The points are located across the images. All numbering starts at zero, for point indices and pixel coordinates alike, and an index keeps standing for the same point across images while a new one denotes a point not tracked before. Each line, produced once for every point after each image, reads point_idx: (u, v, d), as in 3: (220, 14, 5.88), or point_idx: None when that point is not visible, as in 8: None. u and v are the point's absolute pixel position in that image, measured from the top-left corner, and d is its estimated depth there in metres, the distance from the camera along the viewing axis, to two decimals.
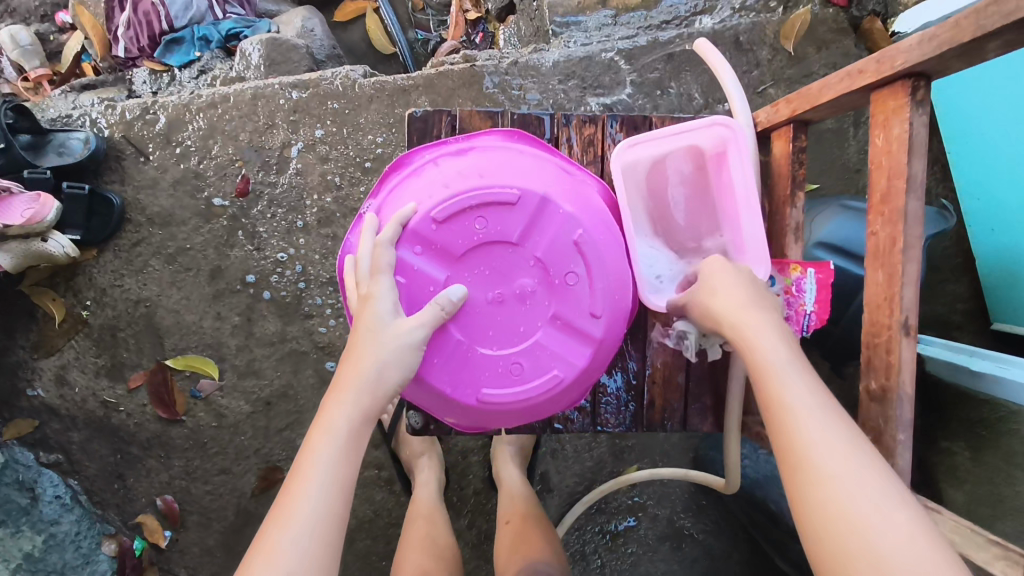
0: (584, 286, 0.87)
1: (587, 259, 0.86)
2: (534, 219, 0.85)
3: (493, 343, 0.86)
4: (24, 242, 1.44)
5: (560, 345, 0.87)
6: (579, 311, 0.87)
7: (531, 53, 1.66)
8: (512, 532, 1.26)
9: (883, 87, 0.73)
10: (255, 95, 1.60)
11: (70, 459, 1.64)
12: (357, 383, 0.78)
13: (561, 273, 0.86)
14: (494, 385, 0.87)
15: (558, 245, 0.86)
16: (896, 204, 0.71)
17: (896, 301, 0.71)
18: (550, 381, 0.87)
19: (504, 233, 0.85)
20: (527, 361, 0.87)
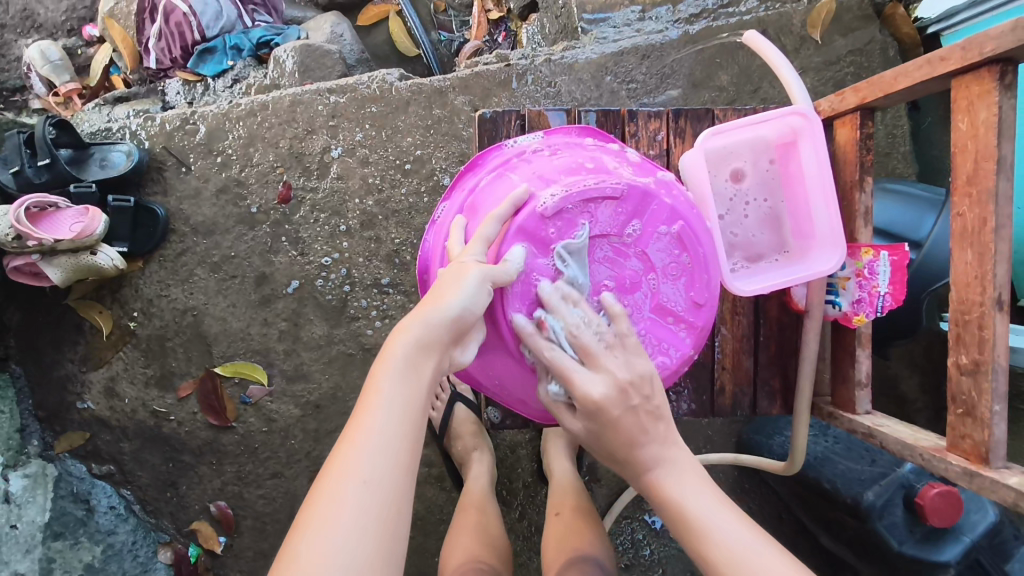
0: (686, 275, 0.90)
1: (687, 249, 0.89)
2: (637, 212, 0.87)
3: None
4: (75, 255, 1.46)
5: (670, 336, 0.92)
6: (680, 300, 0.91)
7: (563, 50, 1.68)
8: (562, 525, 1.23)
9: (966, 73, 0.75)
10: (294, 102, 1.62)
11: (123, 469, 1.66)
12: (431, 309, 0.75)
13: (664, 265, 0.89)
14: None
15: (660, 238, 0.88)
16: (986, 184, 0.73)
17: (989, 279, 0.73)
18: (652, 366, 0.92)
19: (603, 227, 0.87)
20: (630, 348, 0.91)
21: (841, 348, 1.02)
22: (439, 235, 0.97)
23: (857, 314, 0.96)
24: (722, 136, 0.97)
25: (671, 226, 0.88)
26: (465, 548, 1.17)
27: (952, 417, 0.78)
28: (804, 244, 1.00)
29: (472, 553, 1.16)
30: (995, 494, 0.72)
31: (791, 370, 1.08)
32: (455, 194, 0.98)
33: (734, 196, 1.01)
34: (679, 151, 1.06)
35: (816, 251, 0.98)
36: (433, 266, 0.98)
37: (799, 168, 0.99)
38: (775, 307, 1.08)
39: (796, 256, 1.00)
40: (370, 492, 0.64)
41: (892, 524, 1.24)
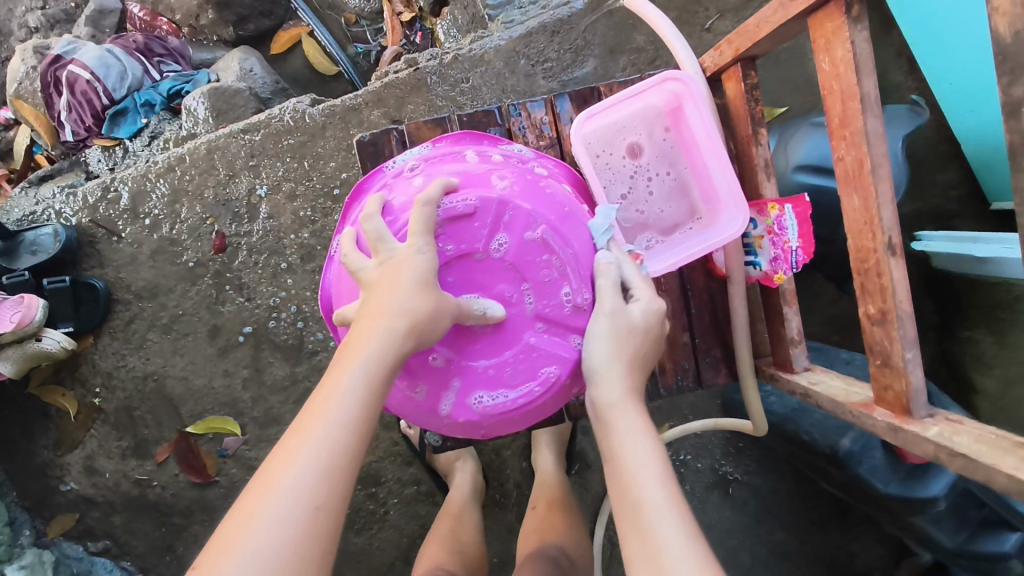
0: (561, 279, 0.81)
1: (556, 251, 0.80)
2: (495, 223, 0.79)
3: (483, 353, 0.82)
4: (20, 345, 1.45)
5: (554, 345, 0.82)
6: (564, 308, 0.82)
7: (471, 43, 1.63)
8: (539, 516, 1.24)
9: (819, 10, 0.70)
10: (210, 149, 1.60)
11: (118, 542, 1.67)
12: (384, 322, 0.69)
13: (533, 273, 0.81)
14: (489, 396, 0.82)
15: (524, 244, 0.80)
16: (856, 126, 0.68)
17: (877, 223, 0.69)
18: (541, 384, 0.82)
19: (464, 244, 0.79)
20: (517, 368, 0.82)
21: (771, 306, 0.98)
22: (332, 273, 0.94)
23: (777, 272, 0.91)
24: (603, 114, 0.93)
25: (538, 231, 0.80)
26: (433, 554, 1.17)
27: (874, 369, 0.75)
28: (714, 208, 0.95)
29: (438, 559, 1.15)
30: (920, 447, 0.68)
31: (728, 337, 1.04)
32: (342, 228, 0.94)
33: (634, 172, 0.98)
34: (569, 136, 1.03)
35: (722, 216, 0.93)
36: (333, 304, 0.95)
37: (691, 132, 0.95)
38: (701, 276, 1.04)
39: (707, 224, 0.95)
40: (293, 509, 0.59)
41: (873, 468, 1.20)
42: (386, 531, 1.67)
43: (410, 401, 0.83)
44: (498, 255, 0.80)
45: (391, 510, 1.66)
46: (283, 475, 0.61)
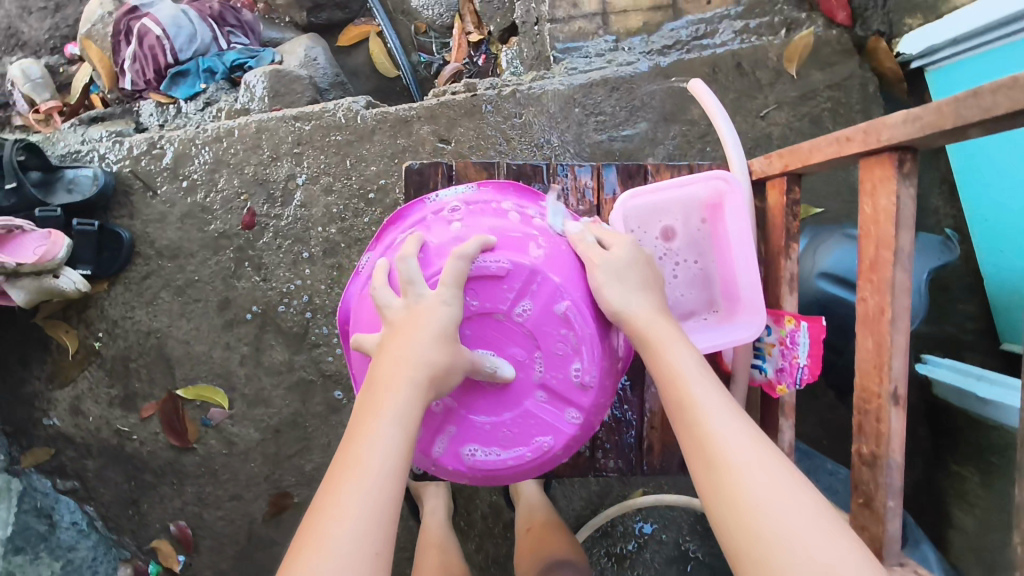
0: (572, 356, 0.86)
1: (574, 328, 0.85)
2: (522, 290, 0.84)
3: (485, 409, 0.87)
4: (37, 278, 1.48)
5: (554, 414, 0.87)
6: (569, 383, 0.86)
7: (532, 81, 1.67)
8: (530, 541, 1.33)
9: (872, 155, 0.72)
10: (260, 129, 1.63)
11: (86, 486, 1.69)
12: (408, 376, 0.74)
13: (548, 343, 0.86)
14: (481, 450, 0.87)
15: (545, 316, 0.85)
16: (884, 274, 0.70)
17: (885, 371, 0.71)
18: (532, 450, 0.87)
19: (489, 304, 0.84)
20: (513, 428, 0.87)
21: (767, 413, 1.00)
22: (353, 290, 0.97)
23: (780, 382, 0.93)
24: (646, 195, 0.96)
25: (561, 306, 0.85)
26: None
27: (854, 507, 0.77)
28: (731, 307, 0.98)
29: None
30: None
31: None
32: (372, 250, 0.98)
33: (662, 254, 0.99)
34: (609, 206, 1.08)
35: (739, 318, 0.95)
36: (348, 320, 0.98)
37: (726, 230, 0.97)
38: (706, 367, 1.07)
39: (721, 320, 0.97)
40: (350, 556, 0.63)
41: None
42: None
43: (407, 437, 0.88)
44: (519, 320, 0.85)
45: None
46: (334, 528, 0.64)
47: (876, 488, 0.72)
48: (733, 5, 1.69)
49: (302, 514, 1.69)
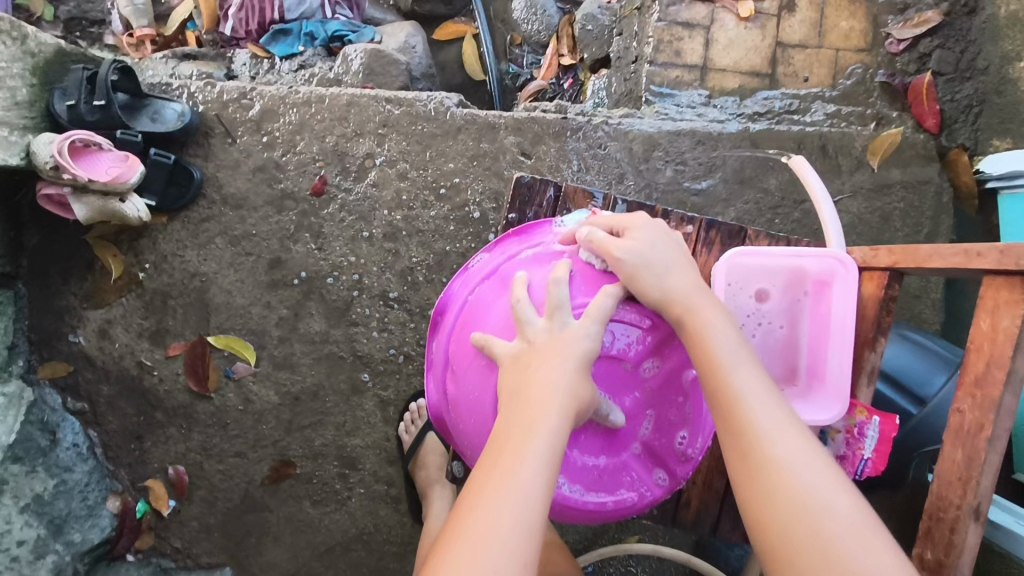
0: (679, 423, 1.04)
1: (689, 400, 1.04)
2: (659, 352, 1.02)
3: (591, 448, 1.03)
4: (103, 198, 1.49)
5: (644, 467, 1.05)
6: (668, 449, 1.05)
7: (621, 116, 1.69)
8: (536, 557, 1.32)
9: (999, 274, 0.78)
10: (350, 102, 1.64)
11: (95, 410, 1.68)
12: (554, 406, 0.86)
13: (664, 406, 1.04)
14: (568, 485, 1.02)
15: (670, 383, 1.03)
16: (992, 393, 0.77)
17: (972, 486, 0.79)
18: (614, 500, 1.04)
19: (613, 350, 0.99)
20: (605, 473, 1.04)
21: None
22: (465, 287, 1.10)
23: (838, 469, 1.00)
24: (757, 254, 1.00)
25: (686, 378, 1.03)
26: None
27: None
28: (809, 382, 1.01)
29: None
30: None
31: None
32: (490, 256, 1.10)
33: (753, 313, 1.03)
34: (701, 259, 1.16)
35: (814, 398, 1.00)
36: (448, 311, 1.10)
37: (826, 308, 1.00)
38: None
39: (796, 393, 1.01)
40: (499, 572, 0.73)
41: None
42: (341, 514, 1.68)
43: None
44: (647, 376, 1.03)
45: (354, 497, 1.68)
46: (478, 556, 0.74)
47: None
48: (829, 88, 1.74)
49: (301, 486, 1.68)
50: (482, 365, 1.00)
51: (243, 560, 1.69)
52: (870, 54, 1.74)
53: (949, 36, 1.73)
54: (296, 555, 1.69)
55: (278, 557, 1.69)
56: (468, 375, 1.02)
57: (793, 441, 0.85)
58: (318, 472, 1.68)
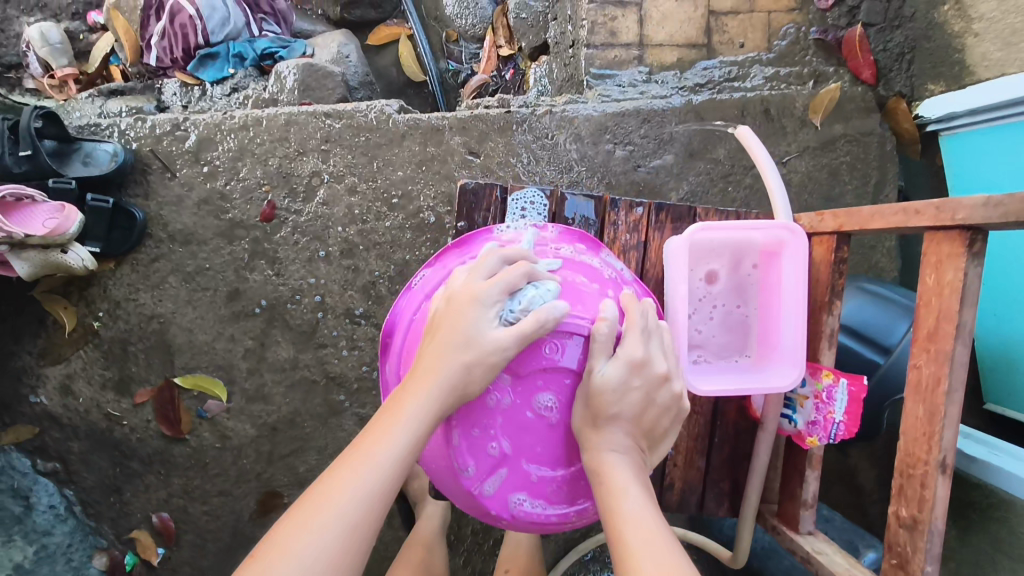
0: None
1: None
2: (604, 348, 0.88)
3: (544, 459, 0.90)
4: (44, 251, 1.43)
5: None
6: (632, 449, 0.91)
7: (565, 104, 1.68)
8: None
9: (939, 230, 0.78)
10: (289, 121, 1.60)
11: (68, 468, 1.63)
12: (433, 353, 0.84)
13: None
14: (529, 500, 0.90)
15: None
16: (945, 346, 0.76)
17: (936, 441, 0.78)
18: (577, 511, 0.92)
19: (534, 363, 0.87)
20: (566, 482, 0.91)
21: (793, 464, 1.06)
22: (410, 306, 1.01)
23: (811, 435, 0.98)
24: (713, 231, 0.96)
25: None
26: None
27: (887, 566, 0.85)
28: (766, 352, 1.01)
29: None
30: None
31: (742, 472, 1.12)
32: (431, 273, 1.02)
33: (705, 296, 1.02)
34: (655, 245, 1.13)
35: (773, 366, 0.99)
36: (395, 333, 1.03)
37: (778, 278, 0.99)
38: (733, 412, 1.12)
39: (755, 365, 1.01)
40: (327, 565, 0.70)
41: None
42: None
43: (457, 475, 0.87)
44: None
45: None
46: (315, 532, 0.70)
47: (917, 551, 0.79)
48: (765, 51, 1.75)
49: None
50: None
51: None
52: (801, 12, 1.75)
53: None
54: None
55: None
56: None
57: (655, 525, 0.77)
58: None
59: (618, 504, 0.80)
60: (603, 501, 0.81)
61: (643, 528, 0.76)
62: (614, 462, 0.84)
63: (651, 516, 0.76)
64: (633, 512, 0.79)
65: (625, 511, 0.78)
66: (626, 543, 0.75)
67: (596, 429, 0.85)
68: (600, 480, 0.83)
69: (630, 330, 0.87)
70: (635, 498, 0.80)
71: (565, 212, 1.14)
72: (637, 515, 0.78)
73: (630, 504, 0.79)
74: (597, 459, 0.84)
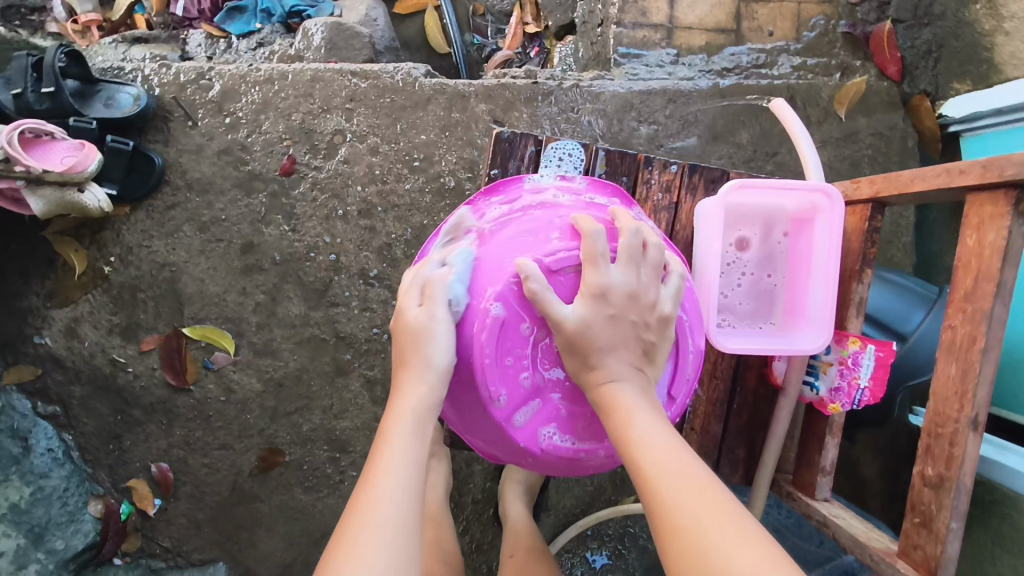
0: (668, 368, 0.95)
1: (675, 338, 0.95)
2: None
3: (573, 396, 0.95)
4: (60, 189, 1.41)
5: None
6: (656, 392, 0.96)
7: (592, 79, 1.68)
8: (514, 568, 1.28)
9: (983, 192, 0.81)
10: (315, 77, 1.59)
11: (69, 413, 1.62)
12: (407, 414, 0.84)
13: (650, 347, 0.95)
14: (558, 434, 0.95)
15: None
16: (984, 306, 0.80)
17: (969, 399, 0.81)
18: (605, 449, 0.96)
19: (570, 295, 0.92)
20: (591, 415, 0.96)
21: (812, 431, 1.08)
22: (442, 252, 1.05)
23: (834, 401, 1.00)
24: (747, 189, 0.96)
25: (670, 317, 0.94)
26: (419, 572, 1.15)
27: (909, 525, 0.88)
28: (793, 318, 1.02)
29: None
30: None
31: (758, 440, 1.14)
32: (462, 218, 1.04)
33: (734, 262, 1.04)
34: (687, 207, 1.15)
35: (800, 331, 1.00)
36: (426, 277, 1.06)
37: (809, 245, 1.00)
38: (753, 378, 1.13)
39: (782, 330, 1.02)
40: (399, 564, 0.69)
41: None
42: (334, 499, 1.66)
43: (489, 405, 0.91)
44: None
45: (346, 481, 1.65)
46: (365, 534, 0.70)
47: (942, 508, 0.82)
48: (793, 41, 1.75)
49: (291, 474, 1.65)
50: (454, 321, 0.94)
51: (237, 554, 1.66)
52: (831, 5, 1.75)
53: None
54: (292, 544, 1.66)
55: (273, 547, 1.66)
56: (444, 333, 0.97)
57: (670, 444, 0.78)
58: (307, 459, 1.64)
59: (629, 430, 0.80)
60: (613, 428, 0.82)
61: (661, 449, 0.77)
62: (622, 392, 0.84)
63: (665, 435, 0.77)
64: (644, 434, 0.79)
65: (639, 435, 0.79)
66: (647, 467, 0.76)
67: (601, 361, 0.87)
68: (609, 410, 0.84)
69: (626, 259, 0.90)
70: (646, 419, 0.81)
71: (597, 167, 1.14)
72: (649, 436, 0.78)
73: (641, 428, 0.80)
74: (605, 390, 0.85)
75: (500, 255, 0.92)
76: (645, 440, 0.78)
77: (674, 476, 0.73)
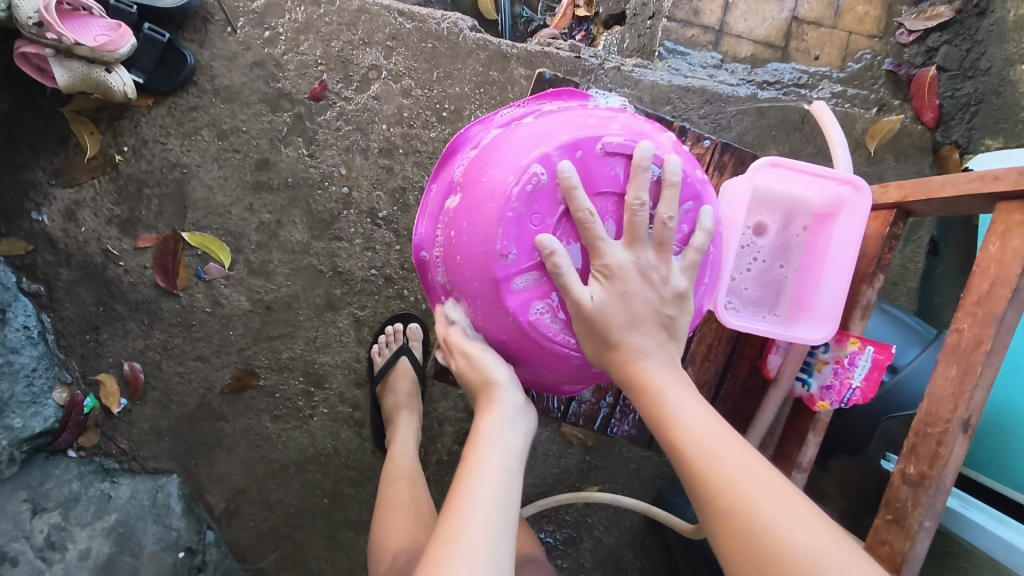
0: None
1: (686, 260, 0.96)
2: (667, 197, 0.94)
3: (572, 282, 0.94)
4: (88, 65, 1.39)
5: None
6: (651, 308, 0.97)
7: (634, 65, 1.68)
8: None
9: (1013, 201, 0.92)
10: (362, 9, 1.59)
11: (51, 294, 1.58)
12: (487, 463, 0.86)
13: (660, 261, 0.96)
14: (548, 313, 0.94)
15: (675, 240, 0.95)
16: (995, 310, 0.91)
17: (964, 400, 0.92)
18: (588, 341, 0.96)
19: (598, 185, 0.92)
20: None
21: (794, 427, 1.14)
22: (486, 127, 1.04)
23: (824, 398, 1.10)
24: (777, 171, 1.04)
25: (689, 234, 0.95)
26: (403, 529, 1.22)
27: (880, 521, 1.00)
28: (799, 309, 1.11)
29: (411, 536, 1.21)
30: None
31: (739, 429, 1.24)
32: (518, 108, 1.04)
33: (750, 245, 1.12)
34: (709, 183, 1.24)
35: (803, 322, 1.09)
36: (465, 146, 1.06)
37: (828, 239, 1.08)
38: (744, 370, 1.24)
39: (785, 319, 1.11)
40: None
41: None
42: (300, 432, 1.64)
43: (495, 259, 0.91)
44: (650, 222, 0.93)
45: (315, 417, 1.64)
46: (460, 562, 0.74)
47: (920, 504, 0.95)
48: (838, 69, 1.76)
49: (261, 399, 1.63)
50: (490, 169, 0.93)
51: (192, 469, 1.64)
52: (881, 41, 1.76)
53: (958, 32, 1.71)
54: (249, 470, 1.65)
55: (230, 469, 1.64)
56: (473, 182, 0.96)
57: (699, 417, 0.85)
58: (281, 387, 1.63)
59: (659, 406, 0.87)
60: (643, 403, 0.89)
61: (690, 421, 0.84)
62: (649, 370, 0.89)
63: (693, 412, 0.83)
64: (674, 412, 0.86)
65: (671, 414, 0.86)
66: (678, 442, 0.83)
67: (624, 334, 0.90)
68: (635, 385, 0.89)
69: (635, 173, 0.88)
70: (678, 394, 0.87)
71: None
72: (678, 412, 0.85)
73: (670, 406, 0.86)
74: (630, 366, 0.89)
75: (552, 124, 0.94)
76: (676, 417, 0.85)
77: (703, 451, 0.81)
